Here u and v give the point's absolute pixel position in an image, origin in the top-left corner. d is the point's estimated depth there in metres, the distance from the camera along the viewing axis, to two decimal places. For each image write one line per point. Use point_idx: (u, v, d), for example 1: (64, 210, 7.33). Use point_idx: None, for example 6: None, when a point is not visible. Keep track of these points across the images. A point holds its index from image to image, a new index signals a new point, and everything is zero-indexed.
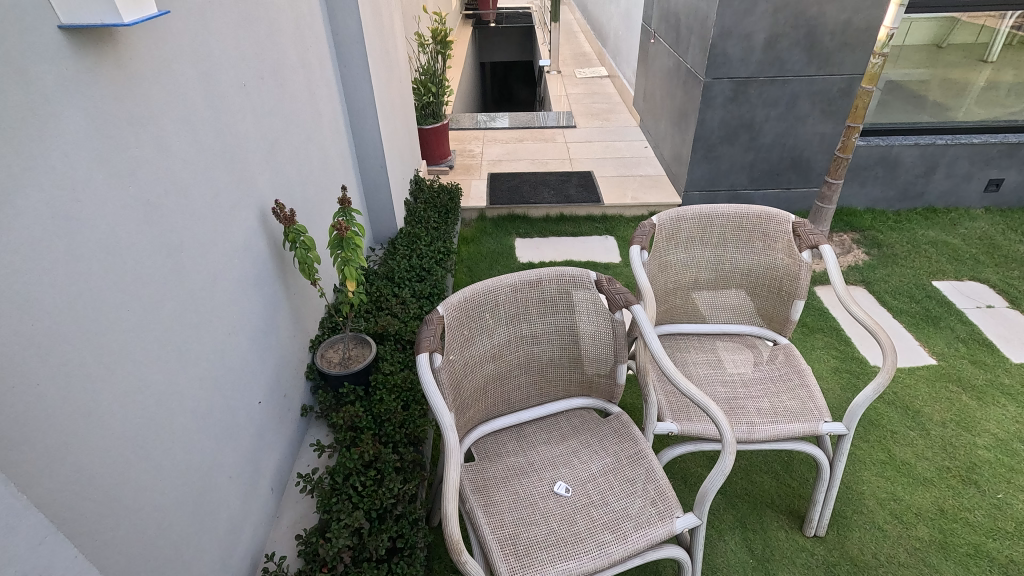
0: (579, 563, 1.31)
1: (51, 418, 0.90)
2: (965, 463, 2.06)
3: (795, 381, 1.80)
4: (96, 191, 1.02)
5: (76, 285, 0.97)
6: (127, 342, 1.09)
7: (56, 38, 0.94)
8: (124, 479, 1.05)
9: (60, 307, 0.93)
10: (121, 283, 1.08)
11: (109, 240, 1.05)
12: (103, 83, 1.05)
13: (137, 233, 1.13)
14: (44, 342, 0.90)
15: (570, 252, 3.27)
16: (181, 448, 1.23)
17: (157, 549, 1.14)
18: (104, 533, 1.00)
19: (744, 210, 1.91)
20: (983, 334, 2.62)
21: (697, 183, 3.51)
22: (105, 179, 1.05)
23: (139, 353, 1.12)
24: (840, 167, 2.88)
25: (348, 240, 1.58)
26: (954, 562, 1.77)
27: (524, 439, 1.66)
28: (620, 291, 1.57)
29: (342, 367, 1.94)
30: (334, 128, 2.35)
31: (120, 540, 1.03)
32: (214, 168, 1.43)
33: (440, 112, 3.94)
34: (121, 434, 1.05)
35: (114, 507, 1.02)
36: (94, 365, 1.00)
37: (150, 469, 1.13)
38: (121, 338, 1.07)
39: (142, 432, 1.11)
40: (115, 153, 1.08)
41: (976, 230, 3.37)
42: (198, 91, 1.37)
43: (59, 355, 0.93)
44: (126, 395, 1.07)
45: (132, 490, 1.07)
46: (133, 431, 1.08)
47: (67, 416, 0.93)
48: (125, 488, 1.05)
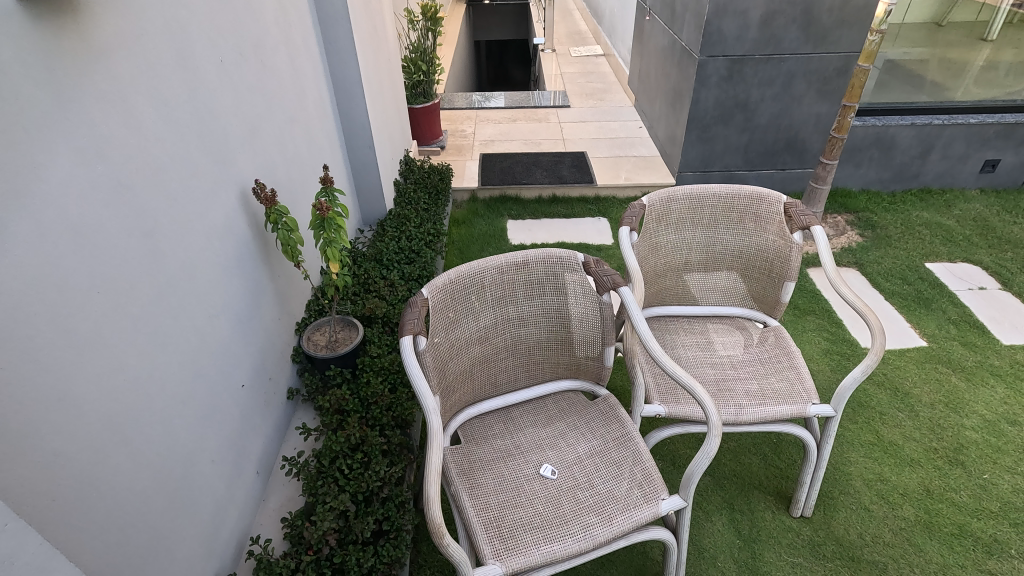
0: (563, 545, 1.31)
1: (22, 402, 0.89)
2: (952, 444, 2.07)
3: (785, 363, 1.79)
4: (61, 170, 0.99)
5: (41, 268, 0.94)
6: (99, 325, 1.06)
7: (10, 8, 0.89)
8: (99, 464, 1.04)
9: (27, 289, 0.91)
10: (92, 266, 1.05)
11: (76, 221, 1.02)
12: (64, 57, 1.01)
13: (107, 214, 1.10)
14: (6, 327, 0.87)
15: (562, 234, 3.25)
16: (159, 432, 1.21)
17: (136, 534, 1.12)
18: (78, 519, 0.98)
19: (735, 190, 1.88)
20: (974, 316, 2.62)
21: (690, 164, 3.47)
22: (69, 157, 1.01)
23: (112, 337, 1.09)
24: (835, 147, 2.85)
25: (331, 221, 1.55)
26: (938, 541, 1.78)
27: (512, 422, 1.65)
28: (608, 273, 1.57)
29: (329, 350, 1.92)
30: (319, 107, 2.30)
31: (96, 526, 1.02)
32: (190, 146, 1.39)
33: (431, 92, 3.88)
34: (94, 420, 1.03)
35: (88, 493, 1.01)
36: (62, 350, 0.97)
37: (127, 454, 1.11)
38: (92, 322, 1.04)
39: (117, 417, 1.09)
40: (80, 131, 1.04)
41: (970, 211, 3.35)
42: (171, 66, 1.32)
43: (23, 340, 0.90)
44: (99, 380, 1.05)
45: (107, 475, 1.06)
46: (107, 416, 1.06)
47: (34, 402, 0.91)
48: (99, 474, 1.03)
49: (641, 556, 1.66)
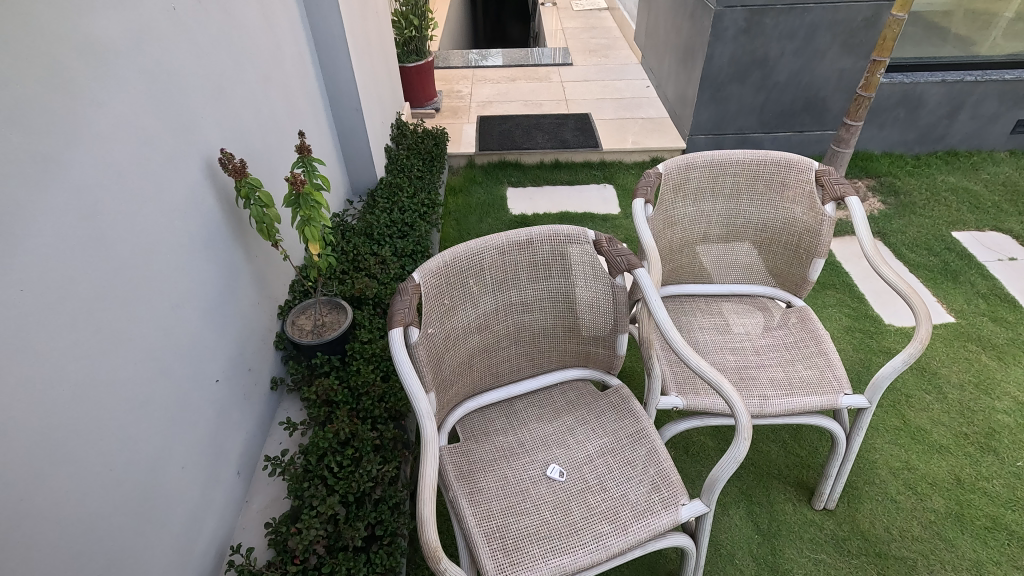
0: (574, 559, 1.18)
1: None
2: (984, 429, 1.94)
3: (813, 347, 1.64)
4: None
5: None
6: (26, 328, 0.90)
7: None
8: (35, 489, 0.89)
9: None
10: (12, 258, 0.88)
11: None
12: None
13: (30, 193, 0.91)
14: None
15: (565, 203, 3.05)
16: (113, 444, 1.06)
17: (87, 563, 0.98)
18: (9, 556, 0.84)
19: (761, 157, 1.70)
20: (1005, 289, 2.46)
21: (703, 126, 3.24)
22: None
23: (44, 341, 0.92)
24: (861, 107, 2.63)
25: (306, 195, 1.36)
26: (970, 535, 1.67)
27: (515, 416, 1.50)
28: (623, 254, 1.40)
29: (315, 336, 1.77)
30: (298, 65, 2.07)
31: (34, 560, 0.88)
32: (139, 110, 1.18)
33: (424, 49, 3.61)
34: (23, 439, 0.88)
35: (21, 524, 0.86)
36: None
37: (71, 474, 0.96)
38: (15, 325, 0.88)
39: (55, 432, 0.93)
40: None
41: (999, 175, 3.15)
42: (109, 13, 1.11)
43: None
44: (28, 392, 0.89)
45: (46, 501, 0.91)
46: (42, 433, 0.91)
47: None
48: (36, 500, 0.89)
49: (655, 556, 1.54)
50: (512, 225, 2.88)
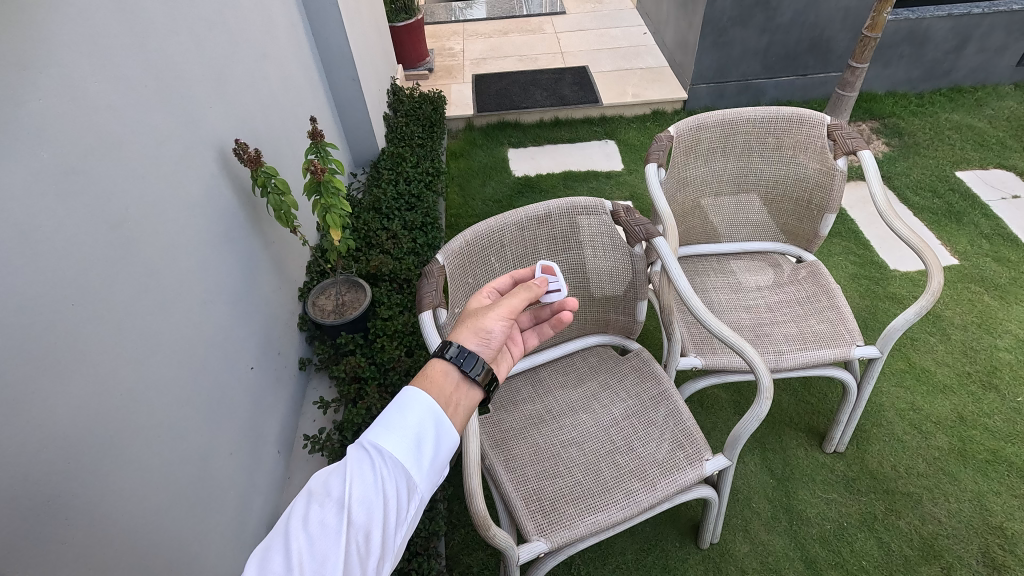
0: (608, 515, 1.27)
1: (42, 463, 0.77)
2: (985, 367, 2.02)
3: (824, 302, 1.68)
4: (18, 182, 0.79)
5: (21, 306, 0.77)
6: (98, 351, 0.90)
7: None
8: (131, 495, 0.93)
9: (21, 340, 0.77)
10: (77, 294, 0.87)
11: (44, 238, 0.82)
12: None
13: (78, 221, 0.89)
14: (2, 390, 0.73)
15: (568, 161, 3.02)
16: (183, 447, 1.08)
17: (177, 557, 1.03)
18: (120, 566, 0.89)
19: (773, 111, 1.68)
20: (1007, 228, 2.47)
21: (704, 75, 3.18)
22: (24, 163, 0.80)
23: (113, 361, 0.93)
24: (866, 49, 2.47)
25: (325, 181, 1.37)
26: (972, 469, 1.77)
27: (540, 385, 1.55)
28: (640, 222, 1.43)
29: (337, 316, 1.79)
30: (294, 36, 1.95)
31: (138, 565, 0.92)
32: (153, 110, 1.11)
33: (413, 6, 3.47)
34: (119, 451, 0.91)
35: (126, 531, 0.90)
36: (66, 396, 0.83)
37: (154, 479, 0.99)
38: (91, 353, 0.88)
39: (139, 444, 0.96)
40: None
41: (1003, 110, 3.11)
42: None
43: (21, 398, 0.76)
44: (115, 409, 0.92)
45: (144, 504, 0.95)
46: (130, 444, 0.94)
47: (47, 458, 0.78)
48: (134, 508, 0.93)
49: (685, 516, 1.72)
50: (516, 187, 2.85)
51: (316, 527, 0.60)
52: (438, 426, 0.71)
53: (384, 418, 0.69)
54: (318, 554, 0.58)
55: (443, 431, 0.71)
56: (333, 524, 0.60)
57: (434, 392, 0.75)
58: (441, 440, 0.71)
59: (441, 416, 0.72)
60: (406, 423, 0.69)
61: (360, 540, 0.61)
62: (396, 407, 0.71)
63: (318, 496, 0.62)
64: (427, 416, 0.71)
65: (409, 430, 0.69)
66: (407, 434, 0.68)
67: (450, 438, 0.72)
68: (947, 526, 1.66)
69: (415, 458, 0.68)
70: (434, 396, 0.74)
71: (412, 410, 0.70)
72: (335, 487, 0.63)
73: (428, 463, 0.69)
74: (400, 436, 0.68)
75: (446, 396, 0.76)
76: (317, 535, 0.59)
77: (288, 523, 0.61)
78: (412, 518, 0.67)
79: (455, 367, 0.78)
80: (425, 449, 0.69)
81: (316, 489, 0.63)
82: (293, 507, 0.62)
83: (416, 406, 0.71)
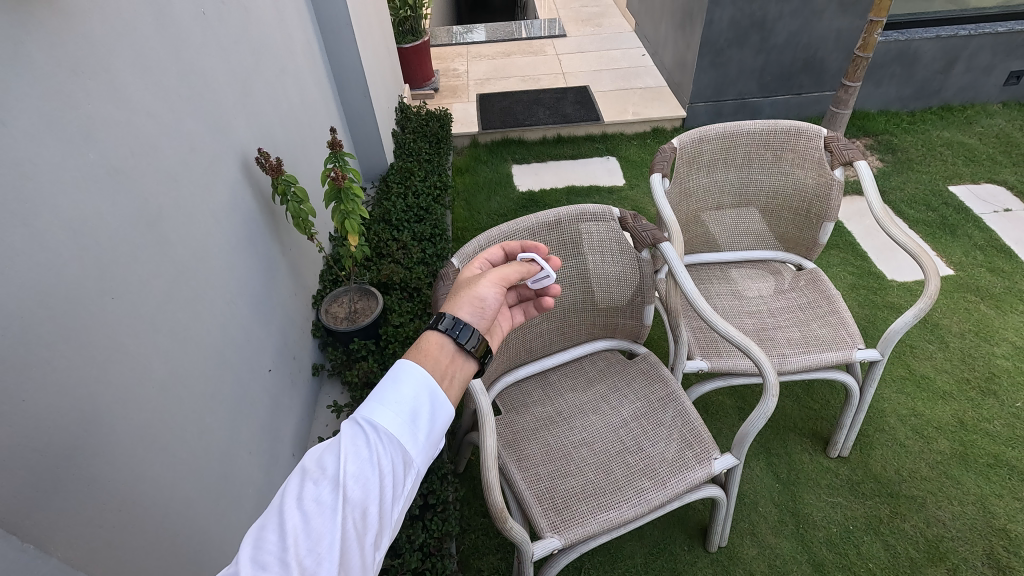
0: (621, 513, 1.29)
1: (89, 446, 0.80)
2: (984, 373, 2.06)
3: (825, 308, 1.73)
4: (69, 179, 0.84)
5: (71, 296, 0.82)
6: (134, 343, 0.93)
7: None
8: (163, 484, 0.95)
9: (71, 327, 0.81)
10: (118, 286, 0.91)
11: (91, 233, 0.87)
12: (19, 12, 0.78)
13: (119, 219, 0.94)
14: (53, 373, 0.76)
15: (571, 176, 3.09)
16: (208, 442, 1.11)
17: (203, 549, 1.05)
18: (154, 554, 0.91)
19: (771, 124, 1.75)
20: (1000, 239, 2.54)
21: (702, 93, 3.28)
22: (73, 161, 0.85)
23: (148, 354, 0.96)
24: (859, 68, 2.56)
25: (347, 188, 1.43)
26: (974, 472, 1.80)
27: (551, 388, 1.59)
28: (647, 228, 1.47)
29: (349, 322, 1.83)
30: (310, 54, 2.03)
31: (169, 553, 0.94)
32: (185, 117, 1.16)
33: (419, 29, 3.58)
34: (153, 441, 0.94)
35: (159, 519, 0.93)
36: (109, 384, 0.86)
37: (183, 471, 1.01)
38: (129, 345, 0.92)
39: (170, 436, 0.99)
40: (41, 90, 0.80)
41: (992, 127, 3.21)
42: (144, 12, 1.07)
43: (71, 382, 0.79)
44: (149, 400, 0.95)
45: (174, 495, 0.98)
46: (163, 435, 0.97)
47: (94, 442, 0.81)
48: (165, 497, 0.95)
49: (692, 519, 1.74)
50: (521, 201, 2.92)
51: (311, 505, 0.55)
52: (434, 401, 0.67)
53: (377, 393, 0.64)
54: (314, 534, 0.53)
55: (439, 404, 0.67)
56: (330, 502, 0.55)
57: (428, 364, 0.71)
58: (437, 413, 0.66)
59: (436, 390, 0.67)
60: (401, 397, 0.64)
61: (357, 518, 0.56)
62: (389, 380, 0.66)
63: (313, 473, 0.57)
64: (423, 390, 0.66)
65: (405, 404, 0.64)
66: (403, 408, 0.64)
67: (446, 410, 0.67)
68: (951, 528, 1.68)
69: (413, 432, 0.63)
70: (429, 369, 0.70)
71: (406, 383, 0.66)
72: (330, 464, 0.58)
73: (425, 437, 0.64)
74: (395, 410, 0.63)
75: (442, 368, 0.72)
76: (313, 514, 0.54)
77: (281, 503, 0.55)
78: (409, 495, 0.62)
79: (451, 340, 0.75)
80: (422, 422, 0.64)
81: (308, 467, 0.58)
82: (285, 485, 0.57)
83: (411, 379, 0.66)
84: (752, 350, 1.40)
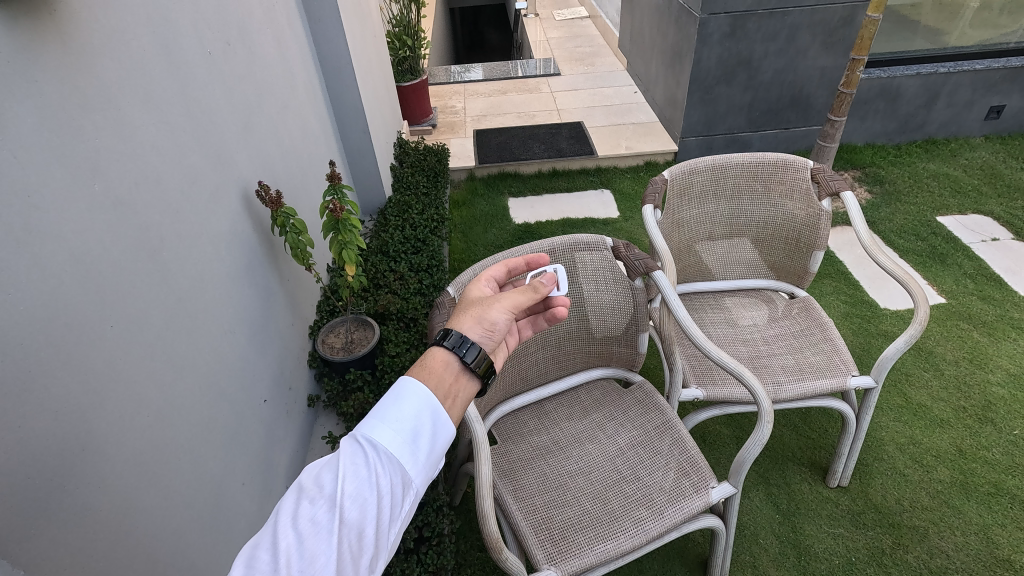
0: (618, 544, 1.27)
1: (82, 473, 0.80)
2: (980, 401, 2.06)
3: (819, 336, 1.75)
4: (72, 209, 0.86)
5: (72, 322, 0.83)
6: (131, 372, 0.94)
7: (10, 47, 0.78)
8: (154, 516, 0.94)
9: (69, 353, 0.82)
10: (116, 314, 0.92)
11: (92, 262, 0.89)
12: (34, 53, 0.82)
13: (121, 249, 0.96)
14: (48, 400, 0.77)
15: (566, 209, 3.15)
16: (201, 472, 1.10)
17: None
18: None
19: (759, 157, 1.80)
20: (990, 268, 2.57)
21: (693, 128, 3.37)
22: (77, 191, 0.87)
23: (143, 382, 0.96)
24: (843, 103, 2.64)
25: (344, 221, 1.46)
26: (976, 501, 1.78)
27: (546, 418, 1.59)
28: (639, 257, 1.51)
29: (345, 353, 1.84)
30: (311, 91, 2.09)
31: None
32: (188, 149, 1.20)
33: (418, 68, 3.70)
34: (146, 470, 0.94)
35: (149, 550, 0.91)
36: (103, 411, 0.86)
37: (175, 502, 1.00)
38: (125, 373, 0.92)
39: (163, 465, 0.98)
40: (49, 122, 0.84)
41: (976, 159, 3.29)
42: (154, 52, 1.12)
43: (65, 409, 0.79)
44: (143, 428, 0.94)
45: (165, 527, 0.96)
46: (155, 464, 0.96)
47: (87, 469, 0.81)
48: (156, 529, 0.94)
49: (690, 551, 1.71)
50: (517, 233, 2.96)
51: (306, 525, 0.55)
52: (435, 420, 0.67)
53: (379, 410, 0.65)
54: (307, 555, 0.54)
55: (440, 423, 0.67)
56: (325, 522, 0.56)
57: (433, 383, 0.72)
58: (438, 433, 0.66)
59: (438, 410, 0.68)
60: (402, 415, 0.65)
61: (352, 539, 0.56)
62: (391, 398, 0.66)
63: (309, 492, 0.58)
64: (424, 408, 0.66)
65: (406, 422, 0.64)
66: (403, 427, 0.64)
67: (447, 430, 0.68)
68: (955, 560, 1.66)
69: (413, 452, 0.63)
70: (433, 388, 0.70)
71: (408, 401, 0.66)
72: (328, 482, 0.58)
73: (425, 456, 0.64)
74: (396, 428, 0.63)
75: (446, 387, 0.73)
76: (307, 534, 0.55)
77: (276, 521, 0.56)
78: (408, 516, 0.62)
79: (456, 358, 0.76)
80: (423, 442, 0.65)
81: (306, 485, 0.58)
82: (281, 503, 0.57)
83: (412, 397, 0.67)
84: (746, 378, 1.40)
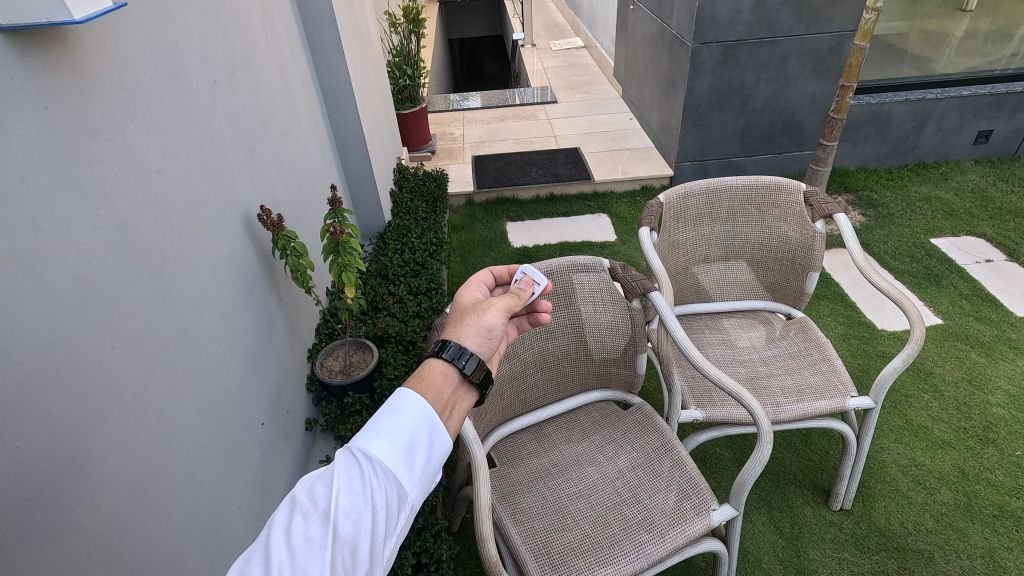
0: (619, 569, 1.25)
1: (77, 495, 0.79)
2: (981, 422, 2.05)
3: (817, 357, 1.75)
4: (75, 231, 0.87)
5: (70, 343, 0.83)
6: (129, 393, 0.94)
7: (21, 76, 0.80)
8: (148, 540, 0.92)
9: (67, 373, 0.82)
10: (116, 335, 0.93)
11: (93, 284, 0.89)
12: (45, 80, 0.85)
13: (121, 270, 0.96)
14: (44, 421, 0.76)
15: (564, 233, 3.17)
16: (196, 495, 1.09)
17: None
18: None
19: (753, 181, 1.83)
20: (985, 289, 2.59)
21: (688, 153, 3.43)
22: (81, 214, 0.89)
23: (140, 403, 0.96)
24: (834, 128, 2.69)
25: (344, 243, 1.48)
26: (981, 524, 1.76)
27: (545, 440, 1.58)
28: (636, 278, 1.51)
29: (344, 375, 1.83)
30: (312, 118, 2.14)
31: None
32: (191, 173, 1.22)
33: (418, 96, 3.78)
34: (141, 493, 0.93)
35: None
36: (100, 432, 0.86)
37: (170, 526, 0.99)
38: (123, 393, 0.92)
39: (158, 488, 0.97)
40: (56, 148, 0.86)
41: (967, 183, 3.34)
42: (160, 81, 1.15)
43: (61, 431, 0.79)
44: (139, 449, 0.94)
45: (160, 552, 0.95)
46: (150, 487, 0.95)
47: (82, 491, 0.80)
48: (150, 553, 0.92)
49: None
50: (515, 257, 2.97)
51: (299, 540, 0.55)
52: (432, 432, 0.67)
53: (375, 422, 0.65)
54: (300, 570, 0.54)
55: (437, 435, 0.67)
56: (319, 538, 0.56)
57: (431, 395, 0.72)
58: (434, 445, 0.67)
59: (435, 423, 0.68)
60: (398, 427, 0.65)
61: (346, 555, 0.56)
62: (388, 410, 0.66)
63: (303, 506, 0.58)
64: (421, 420, 0.67)
65: (402, 435, 0.64)
66: (400, 439, 0.64)
67: (444, 443, 0.68)
68: None
69: (409, 465, 0.63)
70: (430, 400, 0.71)
71: (405, 413, 0.66)
72: (323, 496, 0.58)
73: (421, 470, 0.64)
74: (391, 441, 0.63)
75: (444, 400, 0.73)
76: (301, 550, 0.54)
77: (270, 536, 0.56)
78: (403, 531, 0.62)
79: (455, 369, 0.76)
80: (419, 455, 0.65)
81: (301, 499, 0.58)
82: (276, 517, 0.57)
83: (409, 409, 0.67)
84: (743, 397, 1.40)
